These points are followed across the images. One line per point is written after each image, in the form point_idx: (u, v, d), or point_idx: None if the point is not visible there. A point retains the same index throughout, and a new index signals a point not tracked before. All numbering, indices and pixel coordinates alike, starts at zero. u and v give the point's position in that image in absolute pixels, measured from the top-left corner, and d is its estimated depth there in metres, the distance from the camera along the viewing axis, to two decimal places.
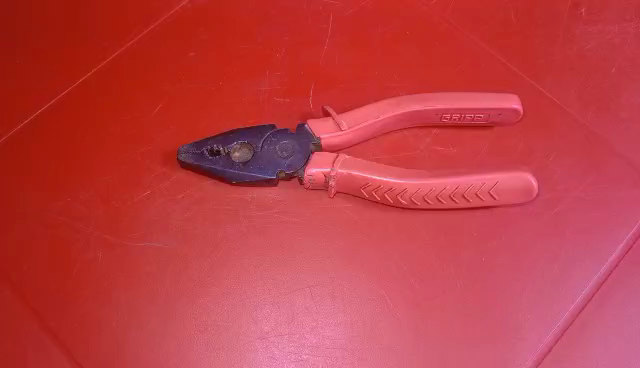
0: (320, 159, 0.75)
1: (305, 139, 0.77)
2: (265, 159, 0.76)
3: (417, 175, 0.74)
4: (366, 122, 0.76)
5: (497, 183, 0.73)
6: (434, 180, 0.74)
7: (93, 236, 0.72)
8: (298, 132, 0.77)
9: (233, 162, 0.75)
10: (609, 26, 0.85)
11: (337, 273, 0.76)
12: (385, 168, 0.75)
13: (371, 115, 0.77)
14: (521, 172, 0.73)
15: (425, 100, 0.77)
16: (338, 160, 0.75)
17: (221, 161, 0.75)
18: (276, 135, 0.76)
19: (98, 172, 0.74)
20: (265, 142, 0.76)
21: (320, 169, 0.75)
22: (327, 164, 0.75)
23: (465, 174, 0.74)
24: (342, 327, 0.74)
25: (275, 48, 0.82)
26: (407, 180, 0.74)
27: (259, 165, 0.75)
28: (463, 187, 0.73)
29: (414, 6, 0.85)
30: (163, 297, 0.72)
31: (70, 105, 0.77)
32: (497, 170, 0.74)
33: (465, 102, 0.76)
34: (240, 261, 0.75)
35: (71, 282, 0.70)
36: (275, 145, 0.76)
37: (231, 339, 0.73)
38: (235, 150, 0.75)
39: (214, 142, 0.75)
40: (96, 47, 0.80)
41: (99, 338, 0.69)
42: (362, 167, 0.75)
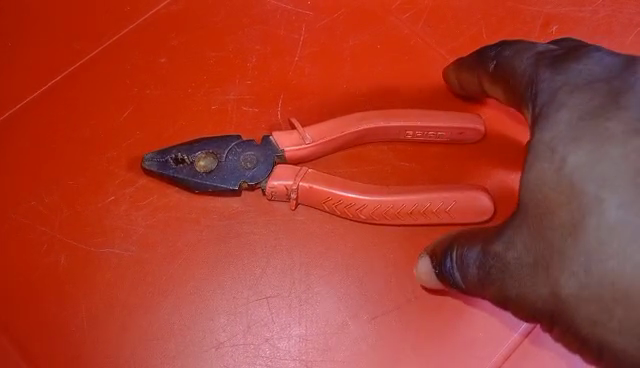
0: (283, 171, 0.73)
1: (269, 151, 0.74)
2: (229, 171, 0.73)
3: (379, 191, 0.72)
4: (329, 136, 0.74)
5: (456, 202, 0.71)
6: (398, 195, 0.71)
7: (57, 240, 0.74)
8: (264, 143, 0.74)
9: (197, 172, 0.73)
10: None
11: (295, 285, 0.74)
12: (347, 183, 0.72)
13: (336, 128, 0.75)
14: (476, 192, 0.72)
15: (390, 115, 0.75)
16: (302, 172, 0.73)
17: (185, 170, 0.73)
18: (242, 146, 0.74)
19: (62, 177, 0.77)
20: (230, 152, 0.74)
21: (282, 182, 0.73)
22: (290, 176, 0.73)
23: (425, 191, 0.72)
24: (298, 340, 0.72)
25: (246, 57, 0.84)
26: (369, 196, 0.72)
27: (222, 175, 0.73)
28: (422, 205, 0.71)
29: (386, 21, 0.86)
30: (119, 303, 0.73)
31: (40, 110, 0.79)
32: (455, 188, 0.72)
33: (431, 119, 0.75)
34: (199, 270, 0.74)
35: (33, 285, 0.73)
36: (240, 155, 0.74)
37: (185, 347, 0.72)
38: (200, 159, 0.73)
39: (179, 150, 0.73)
40: (68, 52, 0.82)
41: (57, 342, 0.71)
42: (325, 181, 0.72)
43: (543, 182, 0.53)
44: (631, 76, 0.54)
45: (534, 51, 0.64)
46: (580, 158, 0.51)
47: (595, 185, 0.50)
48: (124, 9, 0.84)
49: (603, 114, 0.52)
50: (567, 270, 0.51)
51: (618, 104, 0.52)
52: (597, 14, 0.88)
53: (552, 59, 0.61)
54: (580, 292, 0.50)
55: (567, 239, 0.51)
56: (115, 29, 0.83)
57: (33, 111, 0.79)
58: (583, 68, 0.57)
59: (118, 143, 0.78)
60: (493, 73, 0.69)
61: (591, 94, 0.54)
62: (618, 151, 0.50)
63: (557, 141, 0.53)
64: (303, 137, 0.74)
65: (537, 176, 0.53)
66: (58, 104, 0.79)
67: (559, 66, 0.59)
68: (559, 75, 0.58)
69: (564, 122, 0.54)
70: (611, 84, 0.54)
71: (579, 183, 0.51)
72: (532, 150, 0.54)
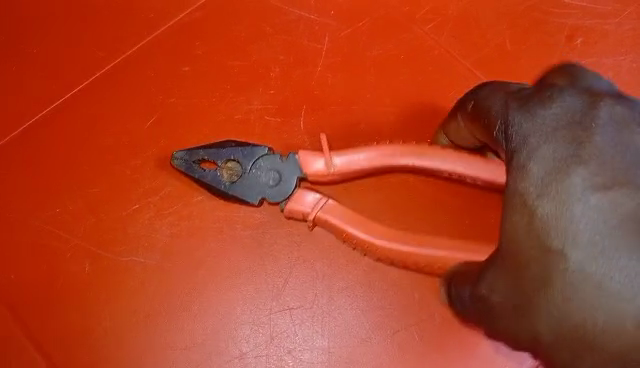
0: (304, 198, 0.72)
1: (292, 170, 0.73)
2: (250, 185, 0.73)
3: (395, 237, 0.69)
4: (353, 164, 0.71)
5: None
6: (410, 247, 0.69)
7: (82, 247, 0.75)
8: (289, 161, 0.73)
9: (219, 181, 0.73)
10: (603, 58, 0.86)
11: (318, 296, 0.74)
12: (361, 222, 0.71)
13: (362, 156, 0.71)
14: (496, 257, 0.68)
15: (423, 155, 0.70)
16: (319, 202, 0.72)
17: (209, 176, 0.73)
18: (266, 161, 0.73)
19: (87, 185, 0.77)
20: (254, 165, 0.73)
21: (300, 208, 0.72)
22: (308, 206, 0.72)
23: (438, 246, 0.69)
24: (320, 352, 0.73)
25: (269, 67, 0.84)
26: (381, 241, 0.69)
27: (243, 186, 0.73)
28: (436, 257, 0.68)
29: (410, 31, 0.86)
30: (143, 312, 0.74)
31: (64, 118, 0.79)
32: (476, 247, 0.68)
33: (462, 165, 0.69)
34: (222, 280, 0.74)
35: (59, 291, 0.74)
36: (263, 171, 0.73)
37: (208, 357, 0.72)
38: (224, 168, 0.73)
39: (207, 155, 0.73)
40: (92, 60, 0.82)
41: (83, 348, 0.73)
42: (341, 216, 0.71)
43: (514, 235, 0.54)
44: (591, 122, 0.54)
45: (507, 93, 0.63)
46: (549, 211, 0.52)
47: (560, 240, 0.51)
48: (148, 17, 0.84)
49: (568, 168, 0.52)
50: (545, 319, 0.52)
51: (581, 156, 0.53)
52: (622, 26, 0.87)
53: (522, 100, 0.60)
54: (554, 337, 0.52)
55: (540, 291, 0.52)
56: (139, 37, 0.83)
57: (58, 119, 0.79)
58: (549, 113, 0.56)
59: (141, 152, 0.79)
60: (471, 112, 0.67)
61: (556, 145, 0.54)
62: (581, 208, 0.51)
63: (529, 195, 0.53)
64: (327, 162, 0.72)
65: (513, 228, 0.54)
66: (82, 112, 0.80)
67: (527, 108, 0.58)
68: (529, 118, 0.57)
69: (535, 175, 0.54)
70: (572, 130, 0.54)
71: (547, 237, 0.52)
72: (508, 201, 0.55)
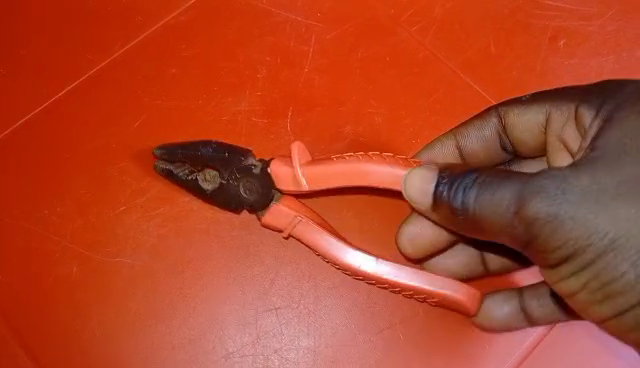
0: (278, 214, 0.70)
1: (266, 182, 0.71)
2: (227, 195, 0.73)
3: (364, 265, 0.68)
4: (328, 181, 0.70)
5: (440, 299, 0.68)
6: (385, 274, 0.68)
7: (70, 249, 0.76)
8: (262, 174, 0.72)
9: (200, 189, 0.73)
10: (586, 60, 0.87)
11: (304, 296, 0.75)
12: (340, 246, 0.69)
13: (340, 175, 0.69)
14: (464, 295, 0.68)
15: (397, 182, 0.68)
16: (295, 220, 0.70)
17: (190, 183, 0.74)
18: (242, 171, 0.72)
19: (74, 187, 0.78)
20: (230, 175, 0.72)
21: (275, 224, 0.71)
22: (282, 224, 0.70)
23: (418, 278, 0.68)
24: (306, 351, 0.74)
25: (256, 68, 0.84)
26: (352, 265, 0.69)
27: (222, 196, 0.73)
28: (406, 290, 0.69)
29: (396, 33, 0.87)
30: (130, 312, 0.74)
31: (51, 119, 0.80)
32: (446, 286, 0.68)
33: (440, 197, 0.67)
34: (209, 280, 0.75)
35: (47, 292, 0.75)
36: (239, 181, 0.72)
37: (196, 356, 0.73)
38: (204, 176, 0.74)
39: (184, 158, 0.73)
40: (79, 61, 0.82)
41: (70, 348, 0.74)
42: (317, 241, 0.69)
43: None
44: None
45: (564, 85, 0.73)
46: None
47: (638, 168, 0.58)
48: (135, 19, 0.84)
49: None
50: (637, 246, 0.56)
51: None
52: (605, 28, 0.88)
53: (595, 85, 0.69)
54: (614, 257, 0.57)
55: (625, 218, 0.56)
56: (126, 39, 0.83)
57: (46, 121, 0.80)
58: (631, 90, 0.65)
59: (128, 153, 0.79)
60: (530, 98, 0.73)
61: None
62: None
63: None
64: (301, 180, 0.70)
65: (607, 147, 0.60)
66: (70, 114, 0.80)
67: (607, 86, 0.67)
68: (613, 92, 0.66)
69: (613, 135, 0.61)
70: None
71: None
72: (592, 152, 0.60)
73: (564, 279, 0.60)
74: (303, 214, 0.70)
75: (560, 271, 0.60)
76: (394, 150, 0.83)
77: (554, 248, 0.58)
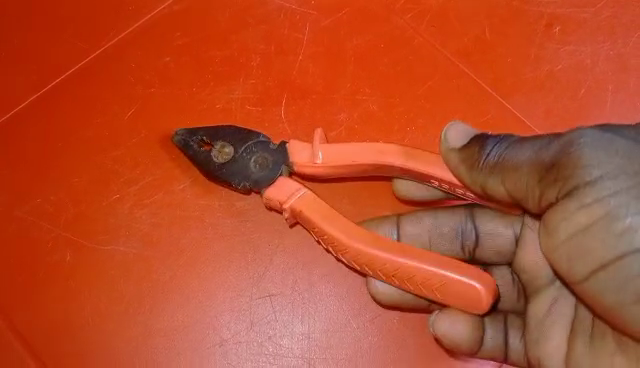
0: (282, 186, 0.70)
1: (280, 159, 0.72)
2: (238, 170, 0.72)
3: (364, 242, 0.66)
4: (346, 158, 0.69)
5: (443, 284, 0.64)
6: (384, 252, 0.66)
7: (62, 237, 0.76)
8: (280, 150, 0.72)
9: (210, 161, 0.72)
10: (581, 47, 0.86)
11: (298, 283, 0.75)
12: (337, 218, 0.68)
13: (368, 152, 0.69)
14: (471, 279, 0.63)
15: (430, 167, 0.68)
16: (299, 191, 0.70)
17: (201, 155, 0.72)
18: (258, 146, 0.72)
19: (67, 175, 0.77)
20: (246, 149, 0.72)
21: (279, 196, 0.70)
22: (284, 195, 0.70)
23: (423, 261, 0.65)
24: (300, 338, 0.74)
25: (250, 57, 0.84)
26: (350, 241, 0.67)
27: (231, 170, 0.72)
28: (404, 271, 0.65)
29: (390, 20, 0.87)
30: (124, 300, 0.74)
31: (44, 108, 0.79)
32: (449, 269, 0.64)
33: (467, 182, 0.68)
34: (204, 268, 0.75)
35: (39, 281, 0.74)
36: (253, 155, 0.72)
37: (190, 343, 0.73)
38: (218, 149, 0.72)
39: (202, 133, 0.73)
40: (71, 50, 0.82)
41: (63, 337, 0.73)
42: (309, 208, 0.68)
43: None
44: None
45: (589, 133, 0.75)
46: None
47: None
48: (128, 8, 0.84)
49: None
50: None
51: None
52: (600, 15, 0.87)
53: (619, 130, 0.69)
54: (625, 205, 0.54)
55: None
56: (119, 28, 0.83)
57: (39, 110, 0.79)
58: None
59: (122, 141, 0.79)
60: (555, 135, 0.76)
61: None
62: None
63: None
64: (316, 157, 0.70)
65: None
66: (63, 102, 0.80)
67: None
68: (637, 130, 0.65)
69: None
70: None
71: None
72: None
73: (560, 222, 0.58)
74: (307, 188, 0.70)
75: (558, 214, 0.58)
76: (388, 137, 0.83)
77: (566, 180, 0.58)
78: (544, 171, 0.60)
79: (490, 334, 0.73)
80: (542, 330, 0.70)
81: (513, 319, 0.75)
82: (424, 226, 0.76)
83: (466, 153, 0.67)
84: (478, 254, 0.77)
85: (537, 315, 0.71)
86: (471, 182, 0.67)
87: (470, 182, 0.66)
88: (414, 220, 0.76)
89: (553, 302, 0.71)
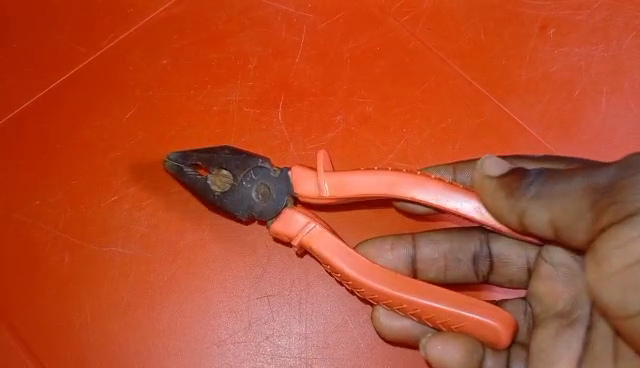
0: (290, 220, 0.67)
1: (283, 187, 0.69)
2: (238, 199, 0.69)
3: (380, 282, 0.65)
4: (354, 189, 0.67)
5: (463, 325, 0.64)
6: (398, 294, 0.65)
7: (61, 239, 0.76)
8: (281, 177, 0.69)
9: (209, 190, 0.69)
10: (576, 48, 0.87)
11: (296, 284, 0.75)
12: (351, 255, 0.66)
13: (379, 185, 0.67)
14: (492, 321, 0.63)
15: (439, 202, 0.67)
16: (308, 227, 0.67)
17: (197, 184, 0.69)
18: (258, 174, 0.69)
19: (66, 177, 0.78)
20: (245, 177, 0.69)
21: (286, 231, 0.67)
22: (293, 230, 0.67)
23: (439, 302, 0.64)
24: (297, 338, 0.74)
25: (247, 60, 0.84)
26: (367, 280, 0.65)
27: (231, 200, 0.69)
28: (422, 311, 0.64)
29: (386, 23, 0.87)
30: (122, 301, 0.75)
31: (42, 110, 0.80)
32: (469, 310, 0.63)
33: (475, 215, 0.67)
34: (202, 269, 0.75)
35: (38, 282, 0.75)
36: (254, 185, 0.69)
37: (188, 344, 0.74)
38: (216, 177, 0.69)
39: (197, 160, 0.69)
40: (69, 53, 0.82)
41: (62, 339, 0.74)
42: (327, 246, 0.66)
43: None
44: None
45: None
46: None
47: None
48: (126, 11, 0.84)
49: None
50: None
51: None
52: (595, 17, 0.88)
53: None
54: None
55: None
56: (117, 31, 0.84)
57: (38, 112, 0.80)
58: None
59: (121, 144, 0.79)
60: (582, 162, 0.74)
61: None
62: None
63: None
64: (323, 187, 0.68)
65: None
66: (61, 106, 0.80)
67: None
68: None
69: None
70: None
71: None
72: None
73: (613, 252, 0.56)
74: (316, 222, 0.67)
75: (610, 241, 0.56)
76: (384, 138, 0.84)
77: (625, 205, 0.57)
78: (598, 196, 0.60)
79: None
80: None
81: (517, 352, 0.69)
82: (440, 250, 0.73)
83: (507, 179, 0.65)
84: (494, 278, 0.75)
85: (537, 353, 0.64)
86: (511, 211, 0.65)
87: (508, 210, 0.64)
88: (429, 242, 0.73)
89: (556, 337, 0.64)
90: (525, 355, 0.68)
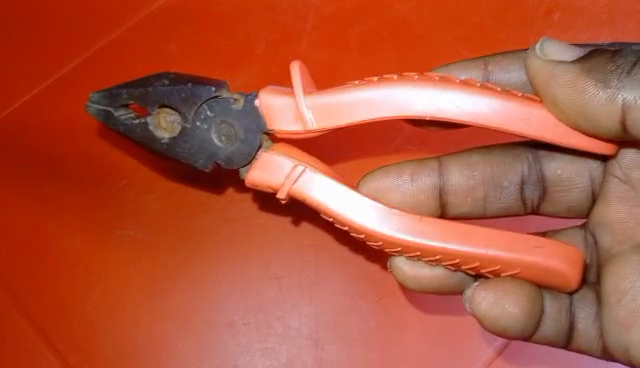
0: (267, 164, 0.61)
1: (253, 122, 0.62)
2: (196, 142, 0.63)
3: (417, 233, 0.59)
4: (358, 107, 0.60)
5: (519, 271, 0.59)
6: (440, 243, 0.59)
7: (72, 223, 0.76)
8: (247, 111, 0.63)
9: (153, 137, 0.64)
10: (580, 33, 0.87)
11: (305, 267, 0.76)
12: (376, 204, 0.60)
13: (398, 96, 0.59)
14: (548, 260, 0.58)
15: (474, 117, 0.58)
16: (296, 170, 0.60)
17: (139, 129, 0.64)
18: (216, 109, 0.63)
19: (75, 162, 0.78)
20: (197, 116, 0.63)
21: (266, 177, 0.61)
22: (277, 175, 0.61)
23: (488, 245, 0.58)
24: (308, 318, 0.75)
25: (254, 45, 0.85)
26: (403, 232, 0.59)
27: (186, 145, 0.63)
28: (468, 261, 0.59)
29: (392, 8, 0.87)
30: (133, 284, 0.75)
31: (51, 97, 0.80)
32: (520, 252, 0.58)
33: (523, 129, 0.58)
34: (212, 252, 0.76)
35: (49, 266, 0.75)
36: (210, 125, 0.63)
37: (200, 326, 0.75)
38: (160, 120, 0.64)
39: (131, 100, 0.64)
40: (77, 39, 0.82)
41: (74, 321, 0.74)
42: (327, 194, 0.60)
43: None
44: None
45: None
46: None
47: None
48: None
49: None
50: None
51: None
52: (600, 1, 0.88)
53: None
54: None
55: None
56: (124, 17, 0.83)
57: (47, 99, 0.80)
58: None
59: None
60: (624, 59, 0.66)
61: None
62: None
63: None
64: (306, 116, 0.60)
65: None
66: (70, 92, 0.80)
67: None
68: None
69: None
70: None
71: None
72: None
73: None
74: (306, 163, 0.60)
75: None
76: None
77: None
78: None
79: (550, 309, 0.64)
80: (630, 312, 0.59)
81: (584, 293, 0.66)
82: (476, 178, 0.70)
83: (587, 63, 0.57)
84: (545, 207, 0.72)
85: (619, 296, 0.60)
86: (608, 101, 0.57)
87: (606, 100, 0.57)
88: (462, 168, 0.70)
89: None
90: (593, 297, 0.65)
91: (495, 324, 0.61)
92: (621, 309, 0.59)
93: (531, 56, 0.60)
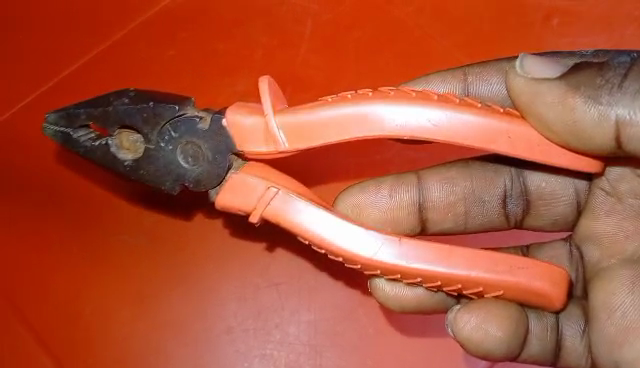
0: (240, 185, 0.59)
1: (220, 142, 0.61)
2: (162, 163, 0.62)
3: (398, 254, 0.57)
4: (333, 127, 0.58)
5: (502, 292, 0.58)
6: (423, 264, 0.57)
7: (70, 230, 0.76)
8: (212, 130, 0.61)
9: (116, 159, 0.62)
10: (579, 39, 0.88)
11: (303, 274, 0.77)
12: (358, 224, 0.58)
13: (372, 115, 0.57)
14: (531, 280, 0.57)
15: (449, 136, 0.56)
16: (270, 192, 0.58)
17: (100, 151, 0.62)
18: (181, 130, 0.61)
19: (73, 168, 0.78)
20: (162, 137, 0.61)
21: (238, 198, 0.59)
22: (249, 195, 0.59)
23: (470, 266, 0.57)
24: (306, 325, 0.76)
25: (253, 50, 0.85)
26: (384, 252, 0.57)
27: (152, 166, 0.62)
28: (450, 283, 0.57)
29: (390, 13, 0.88)
30: (131, 292, 0.75)
31: (49, 101, 0.80)
32: (503, 273, 0.57)
33: (504, 148, 0.56)
34: (208, 260, 0.76)
35: (47, 273, 0.75)
36: (175, 145, 0.62)
37: (197, 333, 0.75)
38: (122, 141, 0.63)
39: (91, 120, 0.62)
40: (75, 43, 0.81)
41: (72, 328, 0.74)
42: (308, 215, 0.58)
43: None
44: None
45: None
46: None
47: None
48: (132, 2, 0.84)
49: None
50: None
51: None
52: (598, 7, 0.88)
53: None
54: None
55: None
56: (122, 22, 0.83)
57: (45, 104, 0.80)
58: None
59: None
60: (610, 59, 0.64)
61: None
62: None
63: None
64: (277, 136, 0.58)
65: None
66: (68, 97, 0.80)
67: None
68: None
69: None
70: None
71: None
72: None
73: None
74: (282, 186, 0.58)
75: None
76: None
77: None
78: None
79: (534, 327, 0.64)
80: (620, 329, 0.59)
81: (570, 310, 0.66)
82: (456, 193, 0.69)
83: (574, 79, 0.56)
84: (528, 221, 0.71)
85: (608, 312, 0.60)
86: (597, 119, 0.55)
87: (592, 123, 0.55)
88: (440, 183, 0.69)
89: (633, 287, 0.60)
90: (580, 313, 0.66)
91: (479, 348, 0.60)
92: (611, 325, 0.60)
93: (511, 74, 0.58)
